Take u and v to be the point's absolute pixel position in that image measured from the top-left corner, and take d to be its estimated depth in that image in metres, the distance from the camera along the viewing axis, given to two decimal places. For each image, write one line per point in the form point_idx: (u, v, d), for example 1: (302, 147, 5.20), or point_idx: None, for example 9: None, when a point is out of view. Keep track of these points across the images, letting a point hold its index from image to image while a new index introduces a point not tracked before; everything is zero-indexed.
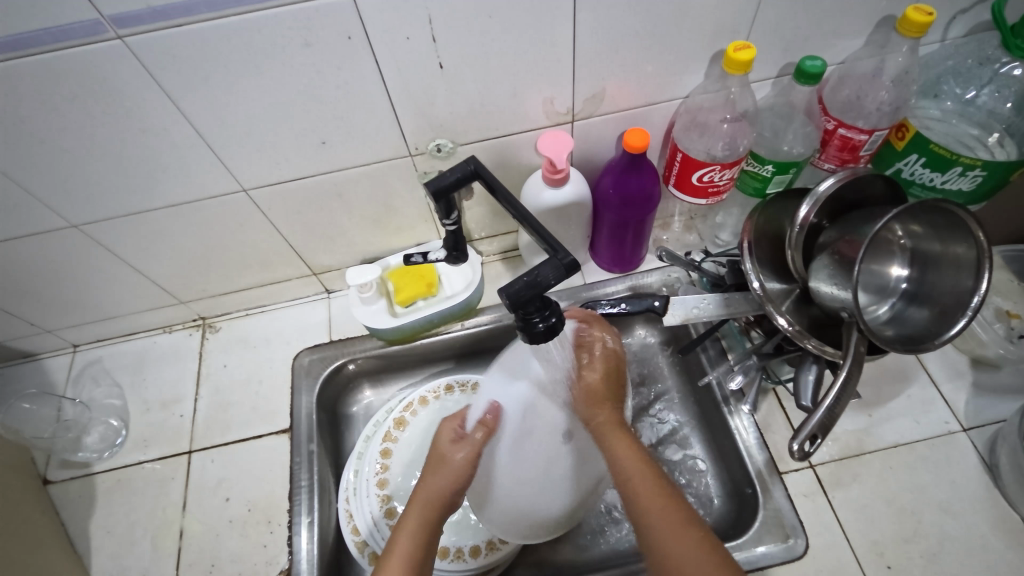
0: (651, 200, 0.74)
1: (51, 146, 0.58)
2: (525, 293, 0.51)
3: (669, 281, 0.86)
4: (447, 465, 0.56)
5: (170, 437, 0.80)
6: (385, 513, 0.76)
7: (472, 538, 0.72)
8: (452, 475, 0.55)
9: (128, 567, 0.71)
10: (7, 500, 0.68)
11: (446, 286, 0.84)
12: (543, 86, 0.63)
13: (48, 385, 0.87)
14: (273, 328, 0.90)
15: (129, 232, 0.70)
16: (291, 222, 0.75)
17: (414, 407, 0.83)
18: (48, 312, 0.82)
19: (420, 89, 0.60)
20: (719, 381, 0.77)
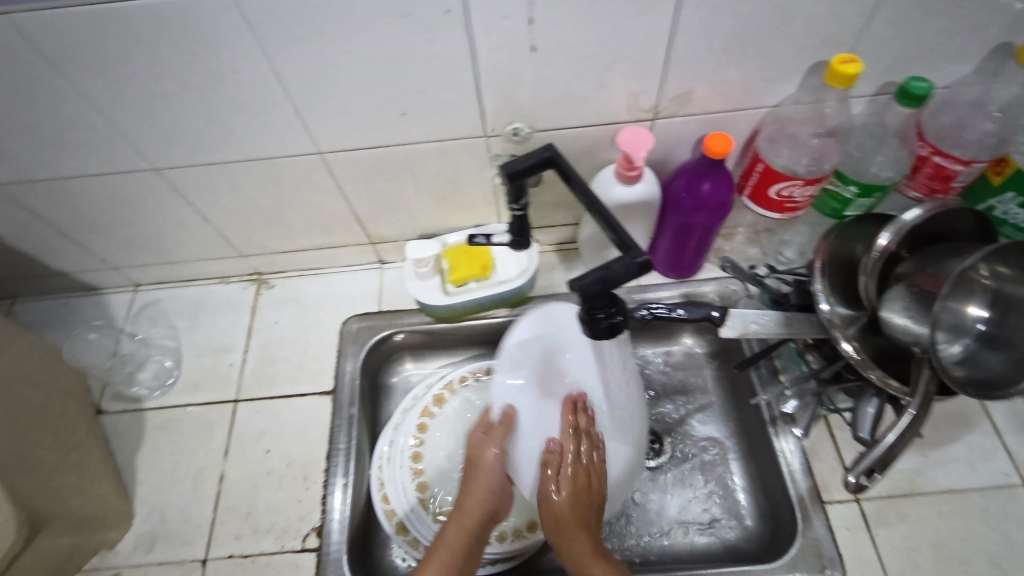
0: (722, 208, 0.72)
1: (147, 90, 0.59)
2: (594, 287, 0.51)
3: (725, 293, 0.85)
4: (481, 468, 0.66)
5: (219, 384, 0.83)
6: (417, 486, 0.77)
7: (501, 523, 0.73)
8: (488, 478, 0.66)
9: (170, 503, 0.74)
10: (63, 427, 0.70)
11: (499, 271, 0.84)
12: (632, 80, 0.62)
13: (108, 320, 0.90)
14: (326, 291, 0.91)
15: (205, 181, 0.72)
16: (358, 190, 0.76)
17: (453, 386, 0.83)
18: (117, 249, 0.84)
19: (508, 71, 0.59)
20: (769, 402, 0.76)
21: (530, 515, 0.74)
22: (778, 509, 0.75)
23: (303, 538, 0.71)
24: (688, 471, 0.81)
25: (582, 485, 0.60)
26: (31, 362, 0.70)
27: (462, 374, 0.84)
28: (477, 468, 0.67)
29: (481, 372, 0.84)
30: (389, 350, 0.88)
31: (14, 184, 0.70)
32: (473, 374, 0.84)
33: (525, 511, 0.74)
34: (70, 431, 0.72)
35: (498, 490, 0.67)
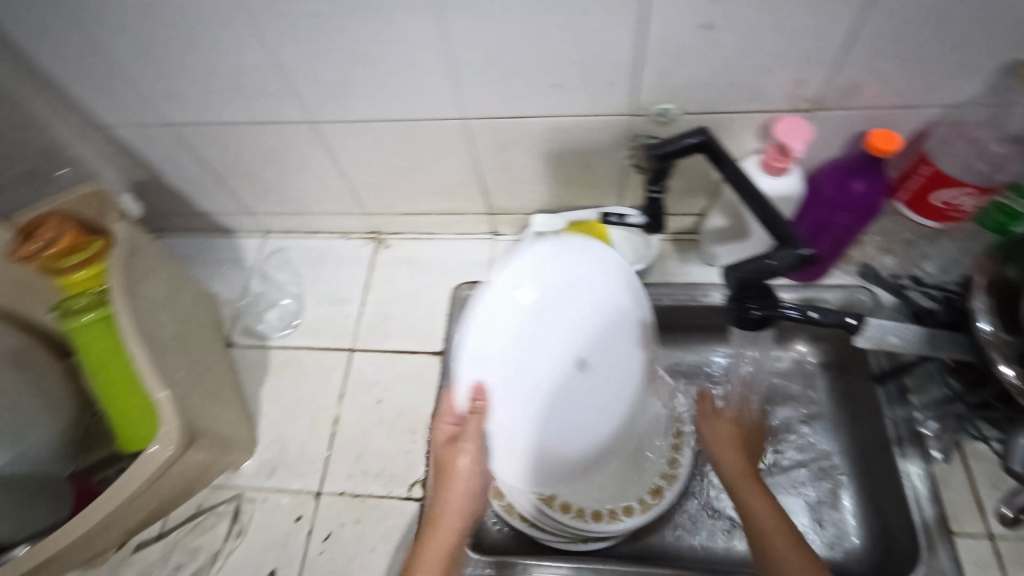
0: (871, 211, 0.68)
1: (321, 47, 0.61)
2: (753, 278, 0.50)
3: (850, 303, 0.79)
4: (454, 477, 0.54)
5: (337, 332, 0.87)
6: None
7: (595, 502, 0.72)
8: (466, 486, 0.55)
9: (289, 436, 0.79)
10: (198, 356, 0.76)
11: (615, 256, 0.83)
12: (801, 66, 0.59)
13: (240, 261, 0.96)
14: (440, 256, 0.93)
15: (352, 137, 0.75)
16: (491, 159, 0.77)
17: None
18: (256, 196, 0.90)
19: (674, 49, 0.58)
20: (896, 422, 0.72)
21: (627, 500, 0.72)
22: (894, 534, 0.71)
23: (408, 487, 0.74)
24: (792, 480, 0.78)
25: (746, 428, 0.70)
26: (173, 294, 0.75)
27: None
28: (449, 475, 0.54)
29: None
30: None
31: (184, 126, 0.76)
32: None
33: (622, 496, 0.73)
34: (203, 359, 0.77)
35: (479, 493, 0.56)
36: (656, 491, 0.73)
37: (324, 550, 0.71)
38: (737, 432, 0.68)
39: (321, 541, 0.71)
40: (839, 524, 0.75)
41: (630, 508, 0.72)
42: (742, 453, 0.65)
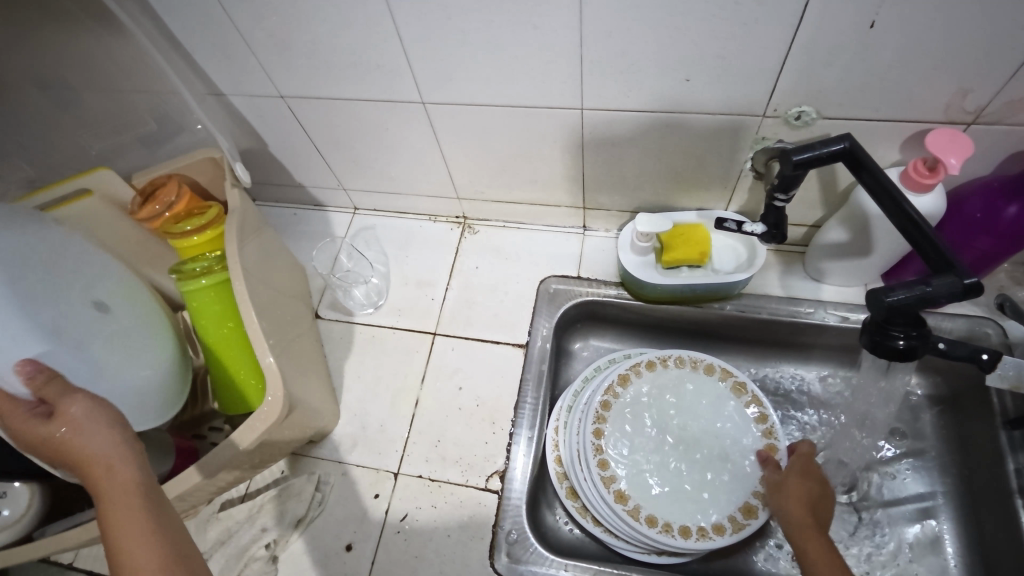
0: (1022, 238, 0.62)
1: (451, 26, 0.60)
2: (906, 306, 0.45)
3: (975, 334, 0.73)
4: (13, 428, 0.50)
5: (421, 315, 0.87)
6: (596, 462, 0.71)
7: (682, 517, 0.68)
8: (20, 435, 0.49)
9: (369, 413, 0.80)
10: (291, 328, 0.78)
11: (714, 262, 0.80)
12: (969, 75, 0.53)
13: (331, 236, 0.97)
14: (526, 246, 0.92)
15: (461, 121, 0.74)
16: (598, 152, 0.74)
17: (640, 367, 0.77)
18: (352, 171, 0.90)
19: (826, 48, 0.54)
20: (1021, 471, 0.66)
21: (718, 517, 0.68)
22: None
23: (486, 479, 0.73)
24: (886, 518, 0.74)
25: (812, 486, 0.63)
26: (267, 268, 0.76)
27: (651, 359, 0.78)
28: (78, 458, 0.46)
29: (670, 361, 0.78)
30: (577, 318, 0.87)
31: (296, 99, 0.77)
32: (660, 359, 0.78)
33: (709, 513, 0.69)
34: (294, 327, 0.79)
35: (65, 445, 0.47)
36: (748, 511, 0.68)
37: (401, 530, 0.71)
38: (803, 489, 0.62)
39: (399, 520, 0.72)
40: (941, 570, 0.70)
41: (721, 526, 0.68)
42: (807, 507, 0.60)
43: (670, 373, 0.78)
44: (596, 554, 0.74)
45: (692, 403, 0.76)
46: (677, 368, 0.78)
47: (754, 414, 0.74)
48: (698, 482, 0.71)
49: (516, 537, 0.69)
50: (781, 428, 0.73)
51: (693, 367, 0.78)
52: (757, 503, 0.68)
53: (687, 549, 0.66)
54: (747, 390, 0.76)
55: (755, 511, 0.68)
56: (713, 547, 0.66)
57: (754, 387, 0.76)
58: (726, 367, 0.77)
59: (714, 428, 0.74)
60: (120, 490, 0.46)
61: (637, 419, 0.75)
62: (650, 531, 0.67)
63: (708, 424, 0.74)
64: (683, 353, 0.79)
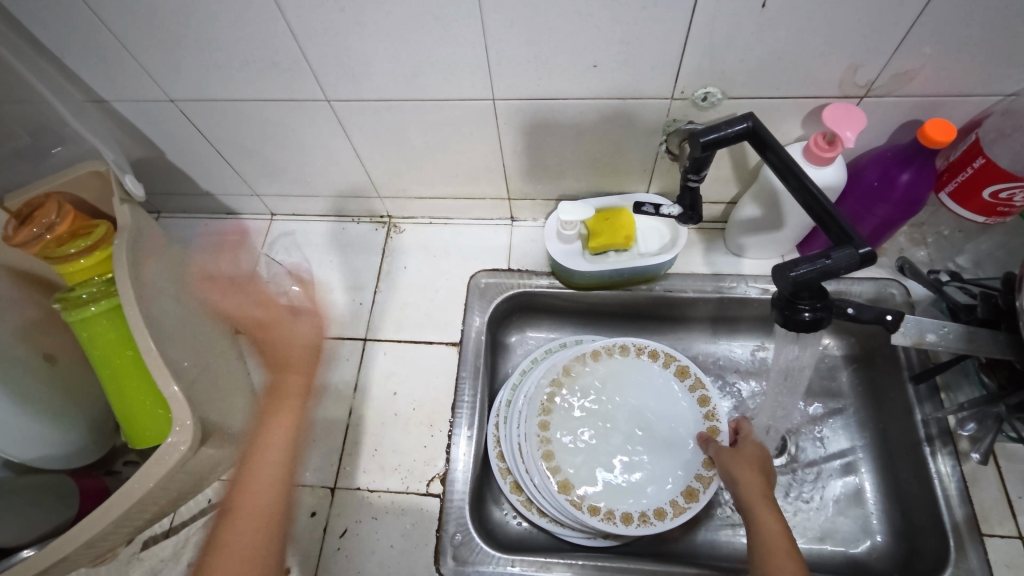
0: (915, 204, 0.65)
1: (347, 17, 0.56)
2: (811, 280, 0.47)
3: (882, 296, 0.78)
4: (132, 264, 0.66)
5: (349, 321, 0.84)
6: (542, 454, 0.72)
7: (622, 505, 0.69)
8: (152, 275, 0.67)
9: (301, 429, 0.76)
10: (206, 350, 0.73)
11: (640, 244, 0.80)
12: (858, 50, 0.55)
13: (246, 246, 0.92)
14: (455, 242, 0.90)
15: (371, 117, 0.71)
16: (517, 141, 0.73)
17: (586, 358, 0.78)
18: (264, 176, 0.85)
19: (726, 27, 0.54)
20: (927, 420, 0.70)
21: (659, 503, 0.69)
22: (923, 531, 0.68)
23: (427, 484, 0.72)
24: (814, 476, 0.77)
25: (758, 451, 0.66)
26: (173, 288, 0.71)
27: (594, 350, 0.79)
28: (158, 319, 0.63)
29: (615, 351, 0.79)
30: (510, 311, 0.87)
31: (190, 102, 0.71)
32: (603, 350, 0.79)
33: (649, 501, 0.69)
34: (210, 349, 0.74)
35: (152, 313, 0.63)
36: (689, 494, 0.69)
37: (341, 547, 0.69)
38: (751, 451, 0.66)
39: (338, 537, 0.69)
40: (864, 519, 0.74)
41: (663, 511, 0.69)
42: (755, 466, 0.64)
43: (616, 363, 0.78)
44: (544, 544, 0.74)
45: (634, 391, 0.77)
46: (622, 356, 0.78)
47: (696, 396, 0.76)
48: (640, 467, 0.72)
49: (461, 538, 0.67)
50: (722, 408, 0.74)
51: (637, 354, 0.79)
52: (699, 486, 0.69)
53: (628, 534, 0.67)
54: (690, 374, 0.77)
55: (696, 494, 0.69)
56: (654, 531, 0.67)
57: (696, 369, 0.77)
58: (669, 352, 0.78)
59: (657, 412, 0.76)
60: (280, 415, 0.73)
61: (584, 411, 0.76)
62: (592, 519, 0.68)
63: (655, 411, 0.76)
64: (625, 341, 0.79)
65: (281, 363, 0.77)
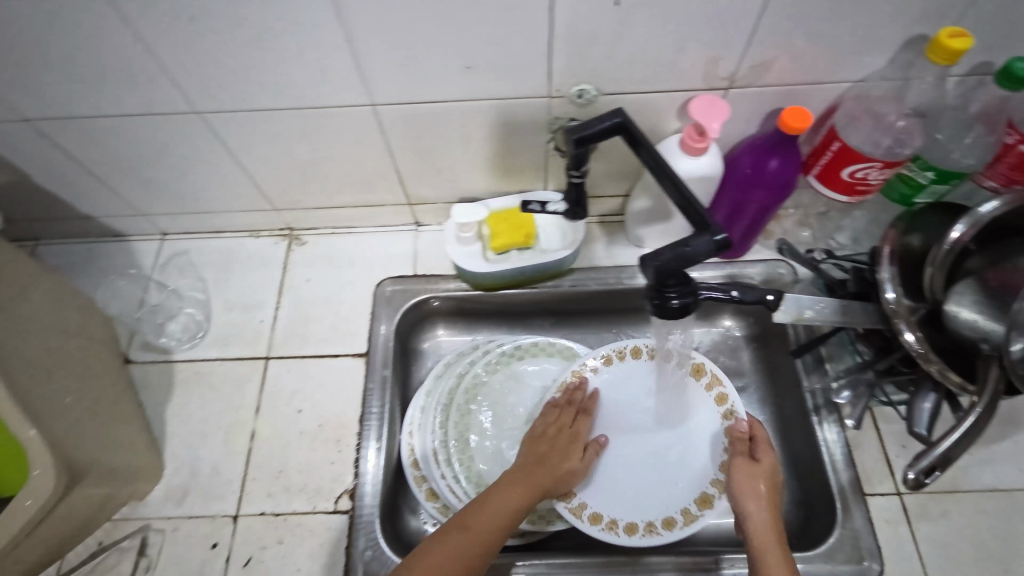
0: (785, 188, 0.68)
1: (199, 25, 0.54)
2: (672, 266, 0.48)
3: (772, 276, 0.82)
4: None
5: (249, 340, 0.81)
6: None
7: (628, 515, 0.70)
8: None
9: (199, 457, 0.73)
10: (91, 383, 0.69)
11: (542, 241, 0.80)
12: (714, 43, 0.57)
13: (136, 268, 0.87)
14: (359, 251, 0.87)
15: (247, 127, 0.68)
16: (405, 146, 0.72)
17: (594, 364, 0.78)
18: (147, 195, 0.81)
19: (588, 25, 0.55)
20: (814, 391, 0.74)
21: (667, 512, 0.70)
22: (813, 496, 0.72)
23: (335, 500, 0.70)
24: None
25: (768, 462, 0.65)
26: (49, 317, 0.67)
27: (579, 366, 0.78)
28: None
29: (626, 353, 0.78)
30: (421, 317, 0.86)
31: (48, 120, 0.66)
32: (588, 358, 0.78)
33: (658, 509, 0.71)
34: (96, 381, 0.70)
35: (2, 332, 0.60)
36: (703, 501, 0.70)
37: None
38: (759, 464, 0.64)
39: (242, 566, 0.67)
40: None
41: (672, 521, 0.70)
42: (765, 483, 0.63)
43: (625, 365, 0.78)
44: None
45: (645, 390, 0.78)
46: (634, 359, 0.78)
47: (714, 395, 0.75)
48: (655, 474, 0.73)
49: (371, 554, 0.66)
50: (740, 405, 0.74)
51: (620, 359, 0.78)
52: (712, 492, 0.70)
53: (635, 545, 0.68)
54: (705, 371, 0.75)
55: (710, 500, 0.70)
56: (662, 541, 0.68)
57: (712, 366, 0.75)
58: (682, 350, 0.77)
59: (663, 410, 0.76)
60: (515, 481, 0.63)
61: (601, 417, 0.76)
62: (593, 528, 0.68)
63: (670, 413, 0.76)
64: (608, 350, 0.79)
65: (553, 464, 0.67)
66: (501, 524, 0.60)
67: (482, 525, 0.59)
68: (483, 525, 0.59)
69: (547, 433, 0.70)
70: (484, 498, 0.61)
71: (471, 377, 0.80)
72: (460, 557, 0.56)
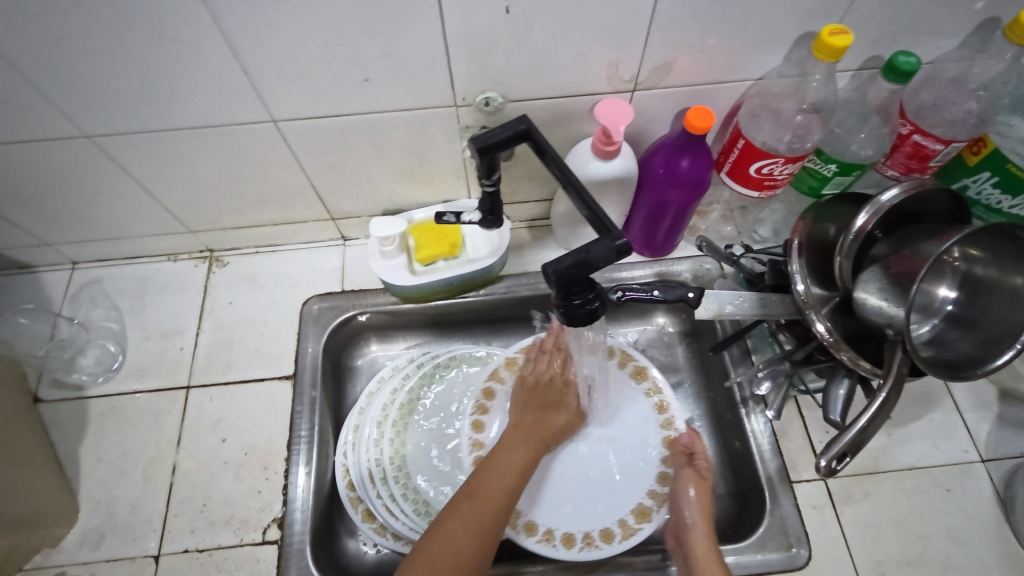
0: (699, 185, 0.69)
1: (69, 46, 0.52)
2: (573, 272, 0.48)
3: (699, 271, 0.83)
4: None
5: (169, 370, 0.78)
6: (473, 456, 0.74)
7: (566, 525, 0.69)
8: None
9: (118, 496, 0.70)
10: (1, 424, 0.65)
11: (469, 249, 0.78)
12: (612, 47, 0.58)
13: (43, 301, 0.82)
14: (283, 269, 0.85)
15: (145, 149, 0.65)
16: (317, 162, 0.70)
17: (529, 349, 0.79)
18: (48, 224, 0.76)
19: (482, 33, 0.54)
20: (741, 383, 0.75)
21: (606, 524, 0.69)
22: (745, 486, 0.73)
23: (263, 530, 0.69)
24: None
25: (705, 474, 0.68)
26: None
27: (511, 356, 0.79)
28: None
29: None
30: (350, 333, 0.82)
31: None
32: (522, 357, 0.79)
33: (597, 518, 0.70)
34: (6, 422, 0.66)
35: None
36: (641, 514, 0.70)
37: None
38: (696, 477, 0.68)
39: None
40: None
41: (610, 533, 0.69)
42: (702, 497, 0.66)
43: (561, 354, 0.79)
44: (403, 566, 0.72)
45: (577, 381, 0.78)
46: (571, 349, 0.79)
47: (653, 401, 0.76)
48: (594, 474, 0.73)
49: None
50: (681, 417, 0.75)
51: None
52: (649, 505, 0.71)
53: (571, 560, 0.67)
54: (646, 376, 0.77)
55: (648, 513, 0.70)
56: (599, 555, 0.67)
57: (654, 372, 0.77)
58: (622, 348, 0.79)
59: (600, 409, 0.76)
60: (518, 438, 0.66)
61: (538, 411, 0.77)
62: (529, 540, 0.68)
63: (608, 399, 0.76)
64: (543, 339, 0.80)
65: (546, 418, 0.70)
66: (509, 489, 0.62)
67: (491, 491, 0.61)
68: (492, 489, 0.61)
69: (541, 387, 0.72)
70: (489, 466, 0.63)
71: (406, 393, 0.77)
72: (480, 522, 0.58)
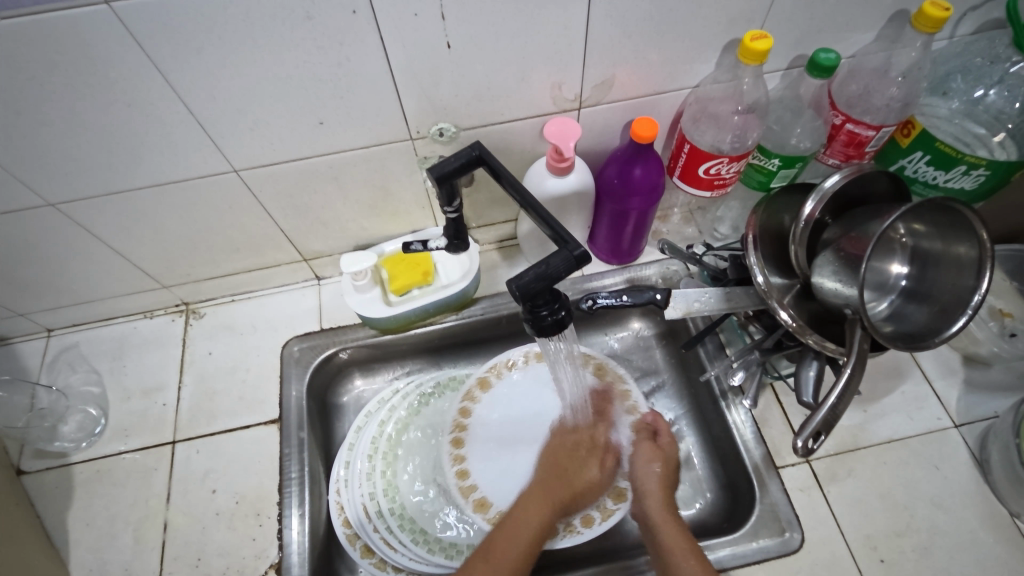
0: (655, 191, 0.71)
1: (26, 119, 0.53)
2: (535, 286, 0.49)
3: (667, 274, 0.85)
4: None
5: (153, 427, 0.77)
6: (457, 473, 0.73)
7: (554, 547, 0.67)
8: None
9: (110, 561, 0.69)
10: None
11: (442, 275, 0.80)
12: (552, 70, 0.61)
13: (20, 372, 0.81)
14: (261, 314, 0.86)
15: (111, 210, 0.66)
16: (283, 207, 0.72)
17: (499, 369, 0.80)
18: (20, 295, 0.76)
19: (426, 69, 0.57)
20: (718, 377, 0.76)
21: None
22: (734, 478, 0.74)
23: None
24: None
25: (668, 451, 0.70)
26: None
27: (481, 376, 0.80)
28: None
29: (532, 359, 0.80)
30: (334, 371, 0.83)
31: None
32: (493, 374, 0.80)
33: None
34: None
35: None
36: (618, 495, 0.70)
37: None
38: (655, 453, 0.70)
39: None
40: (694, 480, 0.77)
41: (591, 518, 0.69)
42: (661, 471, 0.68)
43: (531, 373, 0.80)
44: None
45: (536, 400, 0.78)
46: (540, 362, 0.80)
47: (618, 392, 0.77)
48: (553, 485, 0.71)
49: None
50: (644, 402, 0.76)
51: (525, 364, 0.80)
52: (626, 485, 0.70)
53: None
54: (608, 371, 0.78)
55: (624, 495, 0.70)
56: None
57: (615, 366, 0.78)
58: (587, 353, 0.79)
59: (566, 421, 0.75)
60: (538, 496, 0.66)
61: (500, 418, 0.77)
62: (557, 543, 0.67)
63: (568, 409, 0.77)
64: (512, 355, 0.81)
65: (569, 474, 0.69)
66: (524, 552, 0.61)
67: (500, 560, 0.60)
68: (506, 547, 0.61)
69: (566, 447, 0.72)
70: (505, 528, 0.63)
71: (393, 423, 0.77)
72: None
